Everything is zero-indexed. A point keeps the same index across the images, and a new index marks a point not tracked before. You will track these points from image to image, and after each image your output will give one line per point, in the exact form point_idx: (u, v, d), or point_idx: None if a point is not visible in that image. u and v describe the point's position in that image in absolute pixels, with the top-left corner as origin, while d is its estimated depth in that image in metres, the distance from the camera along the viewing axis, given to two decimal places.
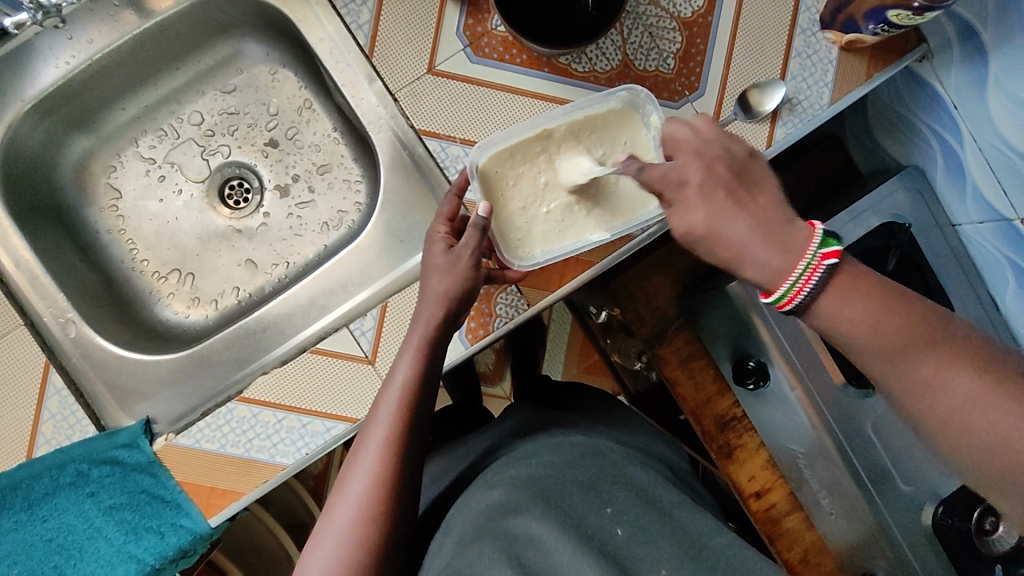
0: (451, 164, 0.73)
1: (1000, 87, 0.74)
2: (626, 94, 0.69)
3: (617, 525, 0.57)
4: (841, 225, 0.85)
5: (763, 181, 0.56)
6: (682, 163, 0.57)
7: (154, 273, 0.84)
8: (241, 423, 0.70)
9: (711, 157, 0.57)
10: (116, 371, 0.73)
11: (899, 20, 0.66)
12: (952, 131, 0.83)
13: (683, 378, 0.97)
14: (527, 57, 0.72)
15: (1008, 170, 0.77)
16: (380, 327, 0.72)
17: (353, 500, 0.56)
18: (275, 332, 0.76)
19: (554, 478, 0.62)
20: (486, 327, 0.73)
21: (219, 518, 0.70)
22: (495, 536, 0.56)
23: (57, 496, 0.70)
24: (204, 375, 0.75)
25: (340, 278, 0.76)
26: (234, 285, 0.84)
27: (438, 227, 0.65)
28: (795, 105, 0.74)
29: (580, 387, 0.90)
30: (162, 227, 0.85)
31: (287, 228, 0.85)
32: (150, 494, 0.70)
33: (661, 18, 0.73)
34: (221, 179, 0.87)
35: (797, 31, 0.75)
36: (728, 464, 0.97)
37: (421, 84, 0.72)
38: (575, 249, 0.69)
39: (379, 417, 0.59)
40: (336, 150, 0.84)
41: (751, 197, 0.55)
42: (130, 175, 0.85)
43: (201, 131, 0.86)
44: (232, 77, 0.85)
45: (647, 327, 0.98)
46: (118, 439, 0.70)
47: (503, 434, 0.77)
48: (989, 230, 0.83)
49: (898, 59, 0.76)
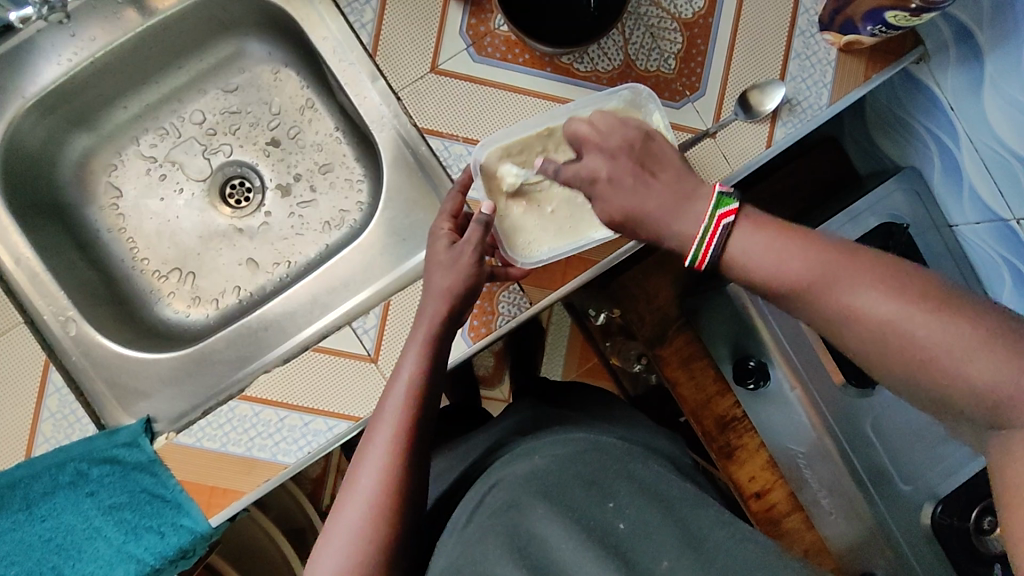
0: (454, 162, 0.73)
1: (995, 87, 0.74)
2: (629, 93, 0.69)
3: (620, 518, 0.57)
4: (840, 225, 0.86)
5: (666, 160, 0.52)
6: (588, 159, 0.53)
7: (155, 271, 0.84)
8: (243, 421, 0.70)
9: (613, 149, 0.52)
10: (117, 369, 0.73)
11: (897, 21, 0.67)
12: (948, 133, 0.84)
13: (683, 378, 0.97)
14: (530, 57, 0.72)
15: (1004, 170, 0.77)
16: (383, 325, 0.72)
17: (362, 497, 0.56)
18: (277, 330, 0.76)
19: (558, 473, 0.62)
20: (489, 325, 0.73)
21: (219, 518, 0.70)
22: (501, 532, 0.56)
23: (56, 495, 0.69)
24: (205, 374, 0.74)
25: (343, 277, 0.76)
26: (235, 284, 0.84)
27: (442, 224, 0.65)
28: (794, 105, 0.75)
29: (580, 386, 0.90)
30: (163, 226, 0.85)
31: (289, 227, 0.85)
32: (151, 493, 0.70)
33: (662, 18, 0.74)
34: (222, 178, 0.86)
35: (796, 33, 0.76)
36: (729, 464, 0.97)
37: (424, 83, 0.72)
38: (579, 247, 0.69)
39: (385, 415, 0.58)
40: (338, 149, 0.84)
41: (651, 173, 0.51)
42: (130, 174, 0.85)
43: (202, 130, 0.86)
44: (235, 76, 0.85)
45: (648, 327, 0.99)
46: (119, 438, 0.69)
47: (504, 432, 0.77)
48: (986, 231, 0.84)
49: (895, 61, 0.76)
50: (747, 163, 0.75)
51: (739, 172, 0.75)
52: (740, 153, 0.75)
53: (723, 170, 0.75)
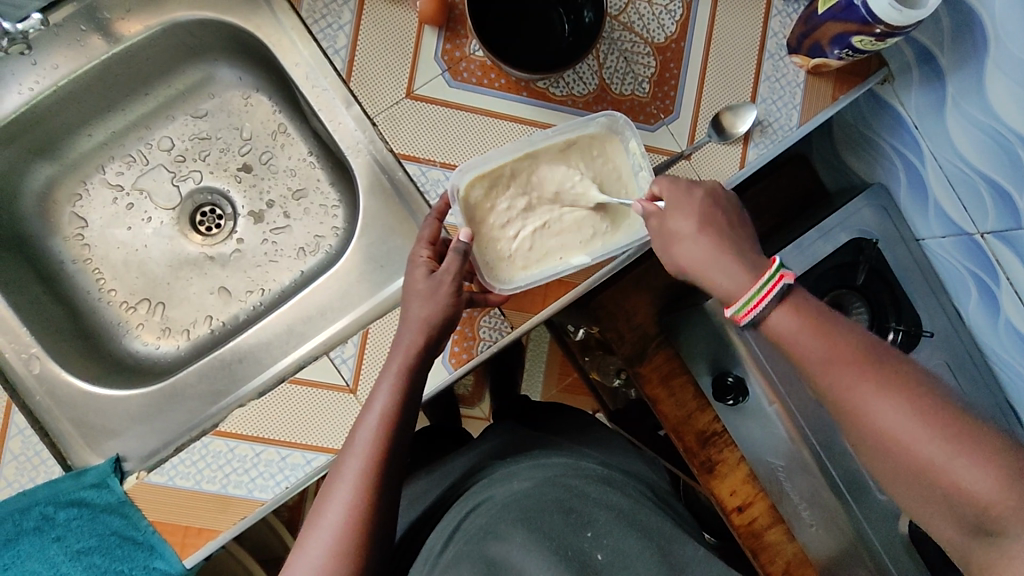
0: (431, 188, 0.72)
1: (957, 108, 0.77)
2: (606, 119, 0.69)
3: (597, 548, 0.58)
4: (811, 241, 0.88)
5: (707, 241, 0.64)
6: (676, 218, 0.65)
7: (123, 302, 0.81)
8: (217, 457, 0.67)
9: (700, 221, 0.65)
10: (84, 408, 0.70)
11: (862, 46, 0.69)
12: (913, 151, 0.86)
13: (664, 396, 0.96)
14: (506, 82, 0.72)
15: (969, 188, 0.80)
16: (362, 354, 0.70)
17: (327, 533, 0.54)
18: (252, 362, 0.74)
19: (535, 500, 0.61)
20: (470, 351, 0.72)
21: (194, 559, 0.67)
22: (474, 560, 0.57)
23: (20, 541, 0.67)
24: (178, 409, 0.72)
25: (319, 305, 0.75)
26: (207, 314, 0.82)
27: (420, 251, 0.65)
28: (766, 127, 0.76)
29: (561, 407, 0.89)
30: (130, 255, 0.82)
31: (262, 253, 0.83)
32: (121, 535, 0.68)
33: (636, 43, 0.75)
34: (193, 206, 0.85)
35: (766, 56, 0.77)
36: (710, 480, 0.95)
37: (400, 109, 0.71)
38: (556, 273, 0.69)
39: (355, 446, 0.57)
40: (312, 173, 0.83)
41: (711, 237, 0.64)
42: (96, 203, 0.82)
43: (171, 156, 0.84)
44: (204, 102, 0.84)
45: (628, 345, 0.98)
46: (87, 479, 0.67)
47: (483, 456, 0.76)
48: (952, 244, 0.86)
49: (862, 82, 0.78)
50: (721, 184, 0.76)
51: None
52: (715, 175, 0.76)
53: None
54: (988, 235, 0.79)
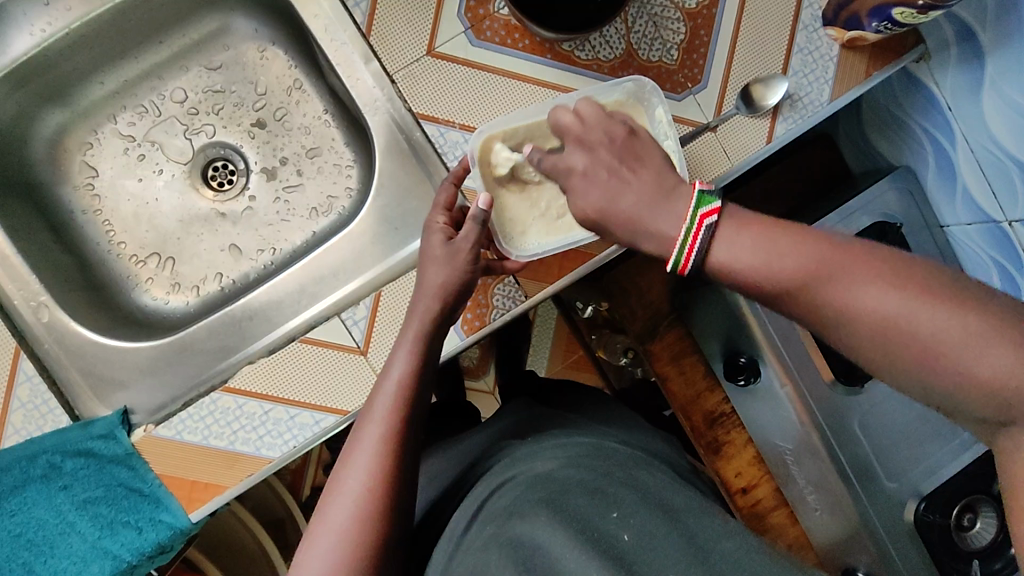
0: (450, 150, 0.70)
1: (995, 89, 0.74)
2: (633, 85, 0.68)
3: (624, 530, 0.55)
4: (833, 224, 0.86)
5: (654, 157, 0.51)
6: (566, 152, 0.52)
7: (133, 256, 0.80)
8: (226, 414, 0.67)
9: (592, 143, 0.51)
10: (92, 357, 0.70)
11: (902, 18, 0.65)
12: (944, 132, 0.84)
13: (673, 374, 0.91)
14: (529, 43, 0.70)
15: (1000, 174, 0.77)
16: (374, 317, 0.69)
17: (349, 498, 0.54)
18: (262, 320, 0.73)
19: (559, 480, 0.61)
20: (483, 319, 0.71)
21: (201, 513, 0.67)
22: (500, 545, 0.55)
23: (26, 489, 0.67)
24: (186, 364, 0.72)
25: (331, 266, 0.74)
26: (217, 271, 0.81)
27: (436, 217, 0.63)
28: (796, 101, 0.74)
29: (572, 384, 0.88)
30: (141, 208, 0.81)
31: (275, 212, 0.82)
32: (128, 488, 0.67)
33: (666, 7, 0.72)
34: (204, 160, 0.83)
35: (800, 27, 0.74)
36: (716, 461, 0.91)
37: (420, 67, 0.69)
38: (576, 241, 0.67)
39: (374, 413, 0.57)
40: (327, 133, 0.81)
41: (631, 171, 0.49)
42: (107, 153, 0.81)
43: (184, 109, 0.82)
44: (219, 53, 0.81)
45: (639, 322, 0.92)
46: (94, 429, 0.67)
47: (496, 436, 0.75)
48: (977, 231, 0.84)
49: (897, 59, 0.75)
50: (746, 159, 0.74)
51: (739, 167, 0.74)
52: (740, 149, 0.74)
53: (722, 165, 0.73)
54: (1016, 223, 0.77)
